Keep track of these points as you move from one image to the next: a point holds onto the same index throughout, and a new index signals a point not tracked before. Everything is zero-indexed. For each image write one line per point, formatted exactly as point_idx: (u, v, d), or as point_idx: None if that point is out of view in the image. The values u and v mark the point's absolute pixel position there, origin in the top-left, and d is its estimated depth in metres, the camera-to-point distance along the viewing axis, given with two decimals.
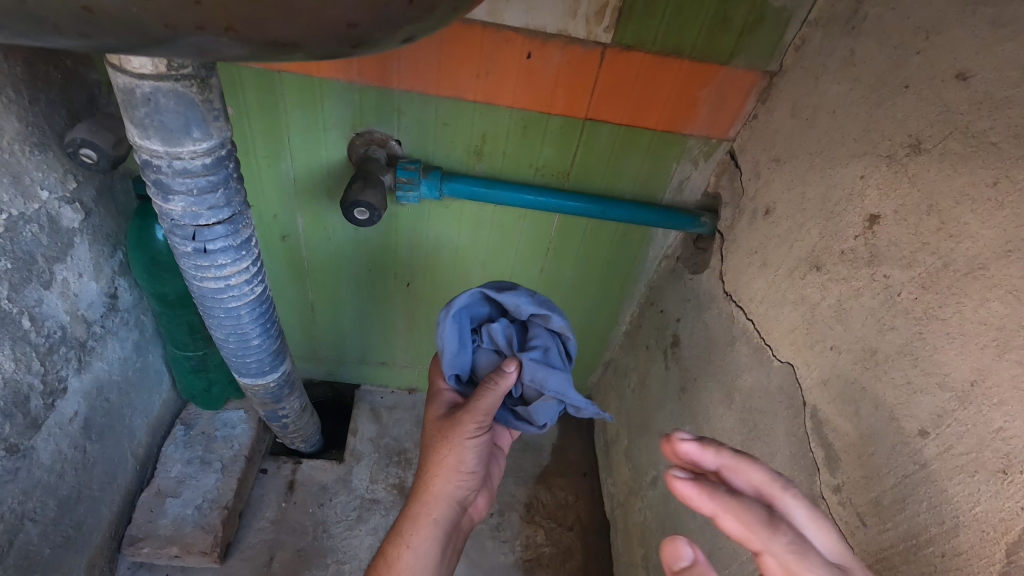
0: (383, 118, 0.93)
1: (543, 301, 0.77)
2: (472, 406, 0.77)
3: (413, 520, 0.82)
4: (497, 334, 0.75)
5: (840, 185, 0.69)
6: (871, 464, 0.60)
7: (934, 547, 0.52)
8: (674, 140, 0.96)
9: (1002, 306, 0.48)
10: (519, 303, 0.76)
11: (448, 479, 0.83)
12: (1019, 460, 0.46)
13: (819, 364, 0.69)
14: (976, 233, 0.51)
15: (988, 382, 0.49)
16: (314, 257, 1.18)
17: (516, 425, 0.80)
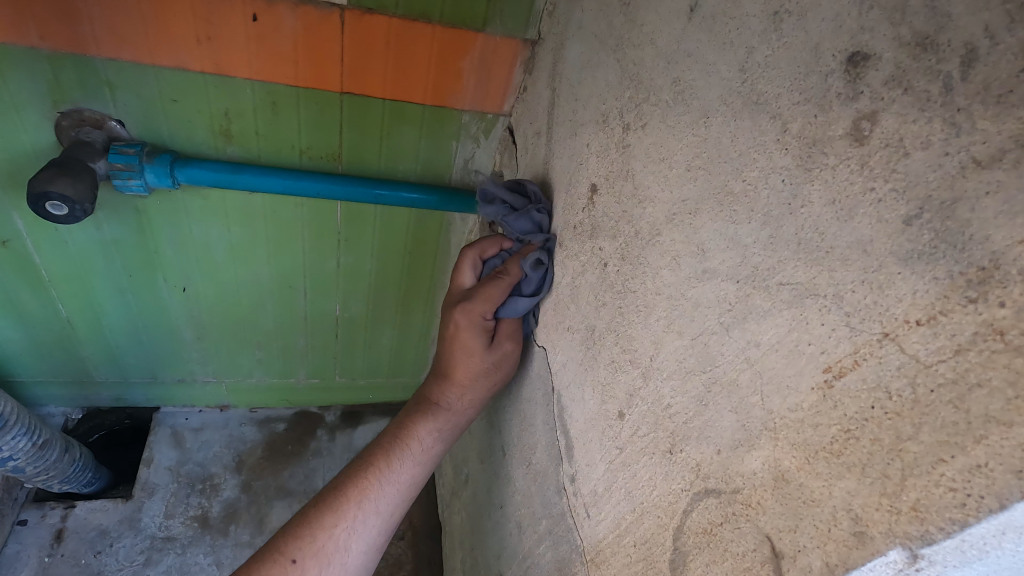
0: (91, 93, 0.78)
1: (527, 276, 0.69)
2: (473, 328, 0.69)
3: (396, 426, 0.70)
4: (512, 304, 0.70)
5: (575, 154, 0.65)
6: (589, 451, 0.55)
7: (630, 536, 0.47)
8: (446, 115, 0.90)
9: (669, 274, 0.44)
10: (516, 303, 0.69)
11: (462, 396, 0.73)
12: (680, 438, 0.42)
13: (561, 346, 0.64)
14: (655, 197, 0.48)
15: (661, 356, 0.45)
16: (54, 266, 0.98)
17: (514, 306, 0.69)
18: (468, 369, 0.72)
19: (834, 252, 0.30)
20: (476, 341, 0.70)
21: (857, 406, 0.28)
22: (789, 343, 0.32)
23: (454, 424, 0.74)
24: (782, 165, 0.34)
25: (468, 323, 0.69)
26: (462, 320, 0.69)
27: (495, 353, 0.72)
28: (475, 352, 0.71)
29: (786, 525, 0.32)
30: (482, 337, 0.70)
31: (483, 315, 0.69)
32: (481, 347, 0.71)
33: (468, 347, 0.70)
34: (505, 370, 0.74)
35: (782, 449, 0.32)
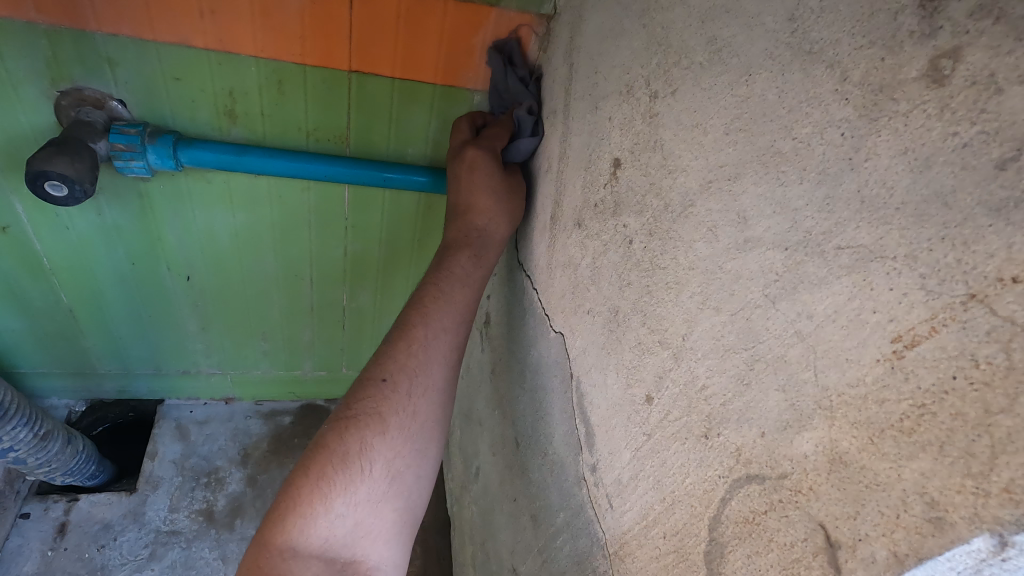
0: (91, 71, 0.75)
1: (530, 134, 0.78)
2: (488, 163, 0.74)
3: (402, 378, 0.62)
4: (521, 141, 0.78)
5: (596, 128, 0.62)
6: (613, 438, 0.52)
7: (659, 527, 0.44)
8: (457, 95, 0.87)
9: (704, 246, 0.41)
10: (523, 140, 0.78)
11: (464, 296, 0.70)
12: (717, 421, 0.38)
13: (581, 330, 0.61)
14: (687, 166, 0.45)
15: (695, 334, 0.42)
16: (55, 253, 0.96)
17: (522, 141, 0.78)
18: (473, 226, 0.74)
19: (906, 208, 0.27)
20: (487, 187, 0.74)
21: (934, 377, 0.25)
22: (848, 312, 0.29)
23: (476, 279, 0.72)
24: (840, 118, 0.31)
25: (482, 156, 0.74)
26: (474, 176, 0.73)
27: (506, 180, 0.76)
28: (488, 196, 0.74)
29: (843, 512, 0.29)
30: (496, 180, 0.75)
31: (494, 152, 0.75)
32: (493, 188, 0.74)
33: (480, 201, 0.73)
34: (511, 201, 0.77)
35: (840, 430, 0.29)
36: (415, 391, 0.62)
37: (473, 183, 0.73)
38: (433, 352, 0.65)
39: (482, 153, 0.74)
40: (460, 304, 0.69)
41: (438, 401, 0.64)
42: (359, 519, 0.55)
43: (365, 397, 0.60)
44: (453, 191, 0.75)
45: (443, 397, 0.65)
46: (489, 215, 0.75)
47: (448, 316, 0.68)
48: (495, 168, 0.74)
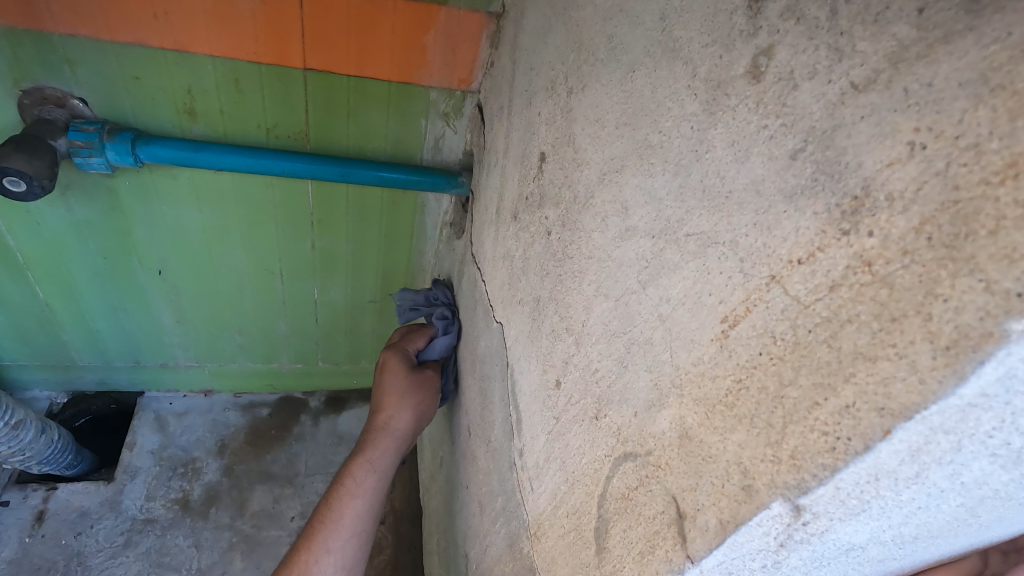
0: (51, 71, 0.77)
1: (445, 342, 0.90)
2: (403, 356, 0.86)
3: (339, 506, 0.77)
4: (438, 343, 0.89)
5: (529, 125, 0.64)
6: (533, 423, 0.54)
7: (564, 506, 0.46)
8: (413, 92, 0.89)
9: (599, 236, 0.43)
10: (438, 341, 0.89)
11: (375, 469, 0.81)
12: (605, 402, 0.40)
13: (514, 320, 0.63)
14: (591, 159, 0.46)
15: (590, 321, 0.43)
16: (27, 249, 0.98)
17: (438, 345, 0.89)
18: (391, 412, 0.84)
19: (732, 196, 0.28)
20: (405, 395, 0.84)
21: (748, 353, 0.27)
22: (693, 295, 0.31)
23: (384, 470, 0.82)
24: (691, 112, 0.32)
25: (392, 362, 0.85)
26: (392, 385, 0.84)
27: (414, 379, 0.85)
28: (403, 373, 0.85)
29: (687, 484, 0.31)
30: (412, 377, 0.85)
31: (416, 377, 0.86)
32: (413, 392, 0.85)
33: (395, 388, 0.84)
34: (428, 387, 0.87)
35: (686, 406, 0.31)
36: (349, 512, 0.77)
37: (383, 383, 0.84)
38: (367, 477, 0.80)
39: (398, 358, 0.86)
40: (368, 495, 0.79)
41: (350, 547, 0.76)
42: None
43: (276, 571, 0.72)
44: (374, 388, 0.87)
45: (374, 504, 0.80)
46: (407, 379, 0.85)
47: (354, 485, 0.79)
48: (408, 355, 0.86)
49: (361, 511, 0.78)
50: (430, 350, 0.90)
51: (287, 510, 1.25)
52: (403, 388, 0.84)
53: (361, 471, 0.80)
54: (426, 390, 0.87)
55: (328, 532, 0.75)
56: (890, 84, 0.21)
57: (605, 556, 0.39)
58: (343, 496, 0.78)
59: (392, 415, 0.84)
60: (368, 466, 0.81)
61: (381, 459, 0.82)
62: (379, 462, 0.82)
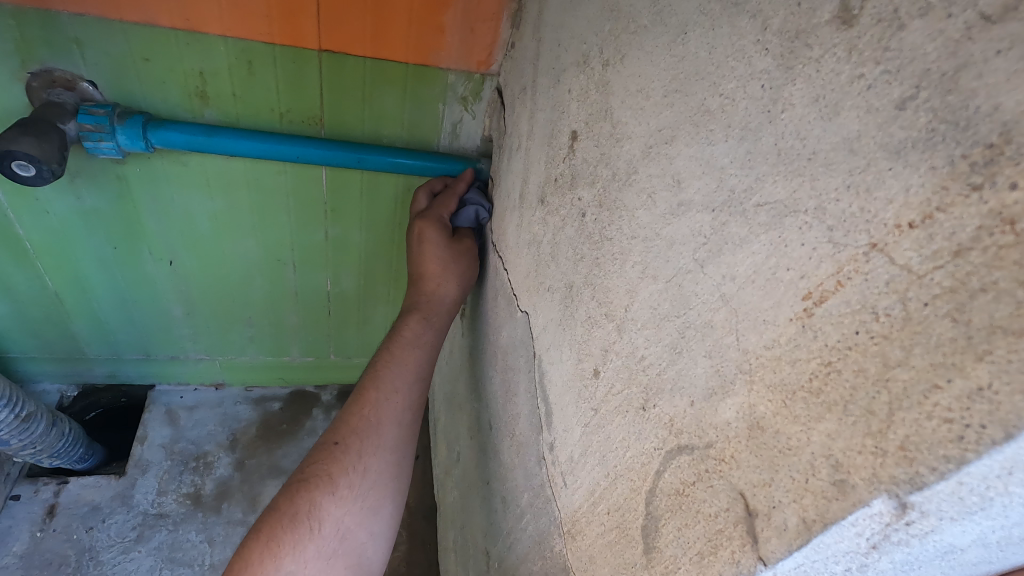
0: (59, 52, 0.75)
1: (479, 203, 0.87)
2: (437, 211, 0.84)
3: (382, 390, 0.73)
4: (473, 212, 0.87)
5: (557, 102, 0.61)
6: (566, 415, 0.51)
7: (604, 502, 0.44)
8: (430, 76, 0.86)
9: (645, 214, 0.40)
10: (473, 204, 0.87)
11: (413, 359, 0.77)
12: (654, 391, 0.37)
13: (542, 307, 0.60)
14: (632, 132, 0.43)
15: (635, 305, 0.40)
16: (36, 238, 0.96)
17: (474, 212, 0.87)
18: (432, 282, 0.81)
19: (817, 157, 0.25)
20: (443, 265, 0.82)
21: (841, 333, 0.24)
22: (766, 271, 0.28)
23: (429, 340, 0.79)
24: (760, 69, 0.29)
25: (432, 232, 0.82)
26: (430, 251, 0.82)
27: (455, 247, 0.84)
28: (440, 238, 0.82)
29: (759, 480, 0.28)
30: (449, 244, 0.83)
31: (452, 243, 0.84)
32: (451, 261, 0.83)
33: (432, 253, 0.82)
34: (466, 258, 0.85)
35: (758, 394, 0.28)
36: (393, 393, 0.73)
37: (424, 253, 0.82)
38: (411, 353, 0.77)
39: (436, 223, 0.83)
40: (414, 363, 0.77)
41: (395, 430, 0.72)
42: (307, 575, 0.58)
43: (317, 460, 0.66)
44: (411, 260, 0.84)
45: (418, 387, 0.77)
46: (445, 248, 0.83)
47: (398, 361, 0.76)
48: (444, 217, 0.84)
49: (406, 387, 0.75)
50: (465, 217, 0.87)
51: None
52: (442, 257, 0.82)
53: (405, 347, 0.77)
54: (464, 261, 0.84)
55: (374, 408, 0.71)
56: None
57: (656, 557, 0.37)
58: (388, 373, 0.75)
59: (437, 289, 0.81)
60: (413, 341, 0.78)
61: (423, 334, 0.79)
62: (421, 341, 0.79)
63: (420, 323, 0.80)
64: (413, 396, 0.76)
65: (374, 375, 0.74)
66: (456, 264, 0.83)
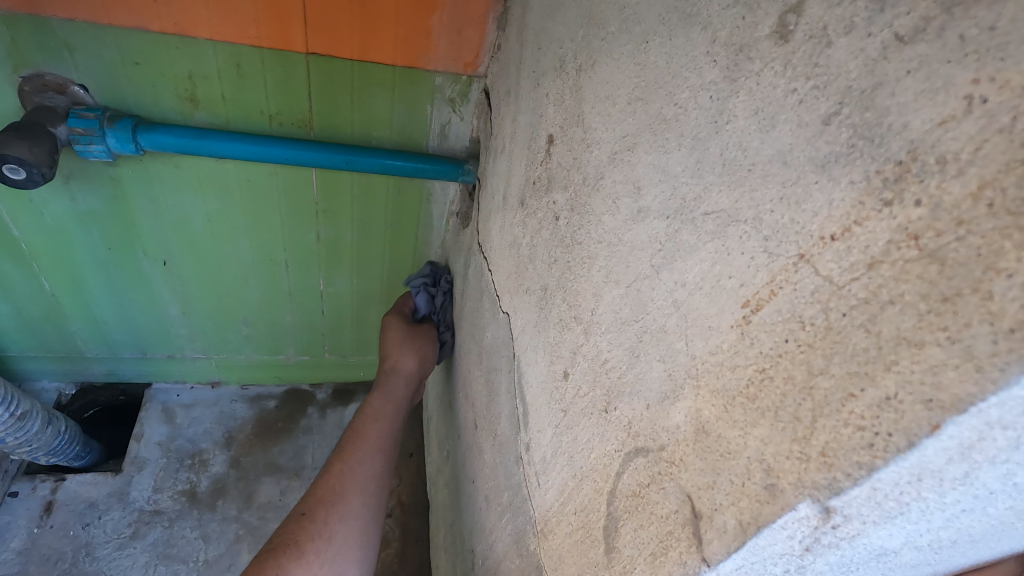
0: (51, 57, 0.76)
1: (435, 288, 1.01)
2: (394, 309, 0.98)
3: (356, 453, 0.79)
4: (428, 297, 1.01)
5: (537, 107, 0.61)
6: (540, 416, 0.52)
7: (572, 502, 0.44)
8: (418, 77, 0.87)
9: (610, 219, 0.41)
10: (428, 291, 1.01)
11: (375, 432, 0.83)
12: (615, 394, 0.38)
13: (521, 309, 0.61)
14: (601, 138, 0.44)
15: (600, 310, 0.41)
16: (33, 239, 0.98)
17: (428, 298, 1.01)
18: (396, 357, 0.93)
19: (756, 169, 0.26)
20: (405, 341, 0.94)
21: (773, 340, 0.24)
22: (711, 278, 0.29)
23: (391, 413, 0.88)
24: (710, 80, 0.30)
25: (393, 319, 0.97)
26: (391, 335, 0.95)
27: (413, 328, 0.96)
28: (398, 325, 0.96)
29: (704, 483, 0.28)
30: (408, 328, 0.96)
31: (412, 325, 0.96)
32: (412, 335, 0.95)
33: (394, 334, 0.95)
34: (426, 335, 0.97)
35: (704, 399, 0.29)
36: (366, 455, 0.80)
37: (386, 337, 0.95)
38: (381, 420, 0.86)
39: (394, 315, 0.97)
40: (386, 425, 0.86)
41: (371, 492, 0.76)
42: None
43: (299, 512, 0.70)
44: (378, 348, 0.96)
45: (389, 459, 0.83)
46: (405, 331, 0.95)
47: (371, 428, 0.84)
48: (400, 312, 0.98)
49: (378, 453, 0.81)
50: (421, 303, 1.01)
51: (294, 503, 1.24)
52: (400, 333, 0.94)
53: (375, 418, 0.85)
54: (424, 335, 0.96)
55: (352, 460, 0.78)
56: (942, 32, 0.18)
57: (615, 556, 0.37)
58: (361, 439, 0.81)
59: (402, 358, 0.92)
60: (384, 410, 0.87)
61: (392, 409, 0.88)
62: (388, 412, 0.87)
63: (389, 398, 0.89)
64: (387, 459, 0.82)
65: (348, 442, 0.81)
66: (417, 340, 0.94)
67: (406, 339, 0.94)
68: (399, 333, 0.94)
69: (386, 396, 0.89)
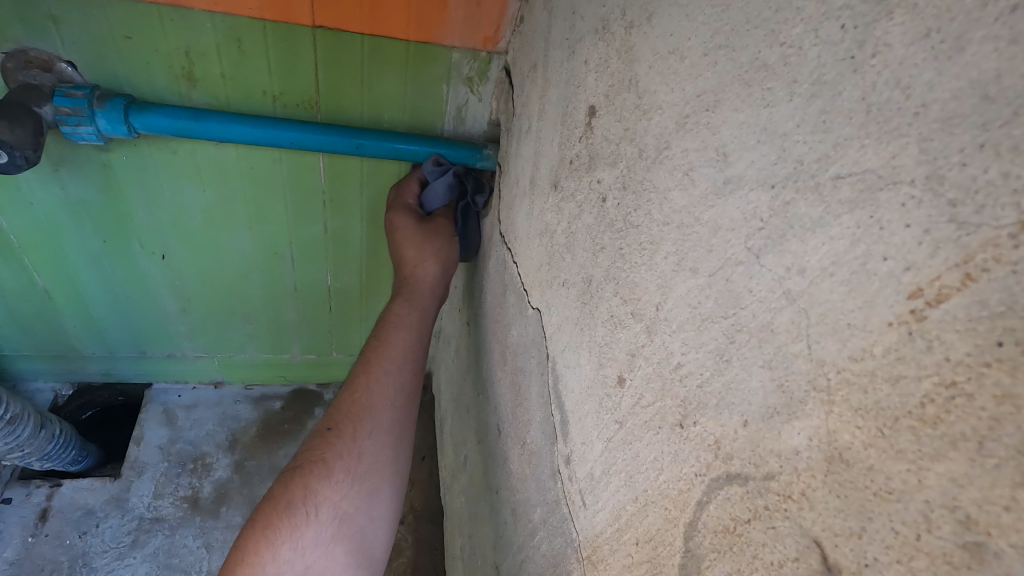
0: (35, 30, 0.70)
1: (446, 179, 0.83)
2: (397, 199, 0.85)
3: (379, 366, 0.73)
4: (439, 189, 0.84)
5: (572, 76, 0.54)
6: (585, 426, 0.45)
7: (632, 531, 0.38)
8: (433, 54, 0.80)
9: (680, 196, 0.34)
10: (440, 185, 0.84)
11: (400, 339, 0.76)
12: (693, 406, 0.31)
13: (556, 304, 0.54)
14: (662, 102, 0.37)
15: (668, 305, 0.34)
16: (21, 231, 0.92)
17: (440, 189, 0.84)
18: (412, 254, 0.83)
19: (929, 111, 0.19)
20: (423, 241, 0.83)
21: (970, 345, 0.18)
22: (849, 261, 0.22)
23: (414, 322, 0.79)
24: (841, 5, 0.23)
25: (401, 217, 0.84)
26: (403, 231, 0.83)
27: (427, 227, 0.84)
28: (405, 222, 0.83)
29: (845, 529, 0.22)
30: (417, 226, 0.83)
31: (427, 227, 0.84)
32: (424, 237, 0.83)
33: (400, 239, 0.83)
34: (446, 236, 0.84)
35: (840, 418, 0.22)
36: (388, 368, 0.74)
37: (396, 239, 0.84)
38: (403, 326, 0.78)
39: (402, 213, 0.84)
40: (413, 331, 0.79)
41: (389, 423, 0.71)
42: (307, 562, 0.58)
43: (309, 449, 0.65)
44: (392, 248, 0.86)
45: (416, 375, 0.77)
46: (420, 232, 0.83)
47: (392, 334, 0.77)
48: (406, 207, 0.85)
49: (402, 363, 0.75)
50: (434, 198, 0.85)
51: None
52: (412, 235, 0.83)
53: (399, 322, 0.78)
54: (440, 237, 0.84)
55: (372, 380, 0.72)
56: None
57: None
58: (382, 347, 0.75)
59: (426, 262, 0.83)
60: (405, 317, 0.79)
61: (415, 312, 0.80)
62: (411, 313, 0.80)
63: (414, 299, 0.81)
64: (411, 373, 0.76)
65: (371, 352, 0.75)
66: (439, 240, 0.84)
67: (426, 239, 0.83)
68: (410, 233, 0.82)
69: (412, 299, 0.81)
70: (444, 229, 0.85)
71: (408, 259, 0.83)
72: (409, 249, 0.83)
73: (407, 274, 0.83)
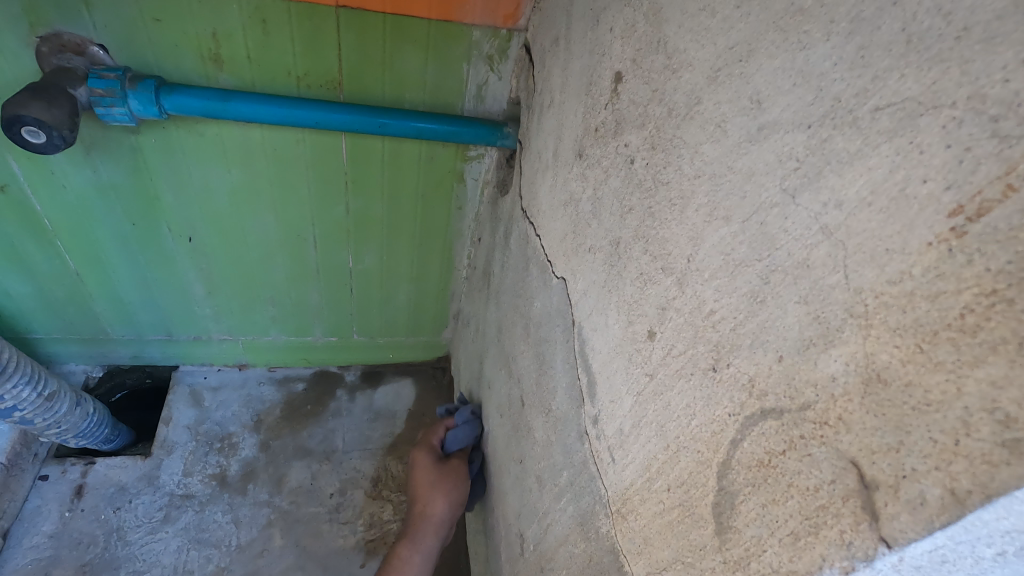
0: (68, 14, 0.72)
1: (460, 436, 0.99)
2: (420, 462, 0.99)
3: None
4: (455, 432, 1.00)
5: (596, 46, 0.55)
6: (614, 385, 0.46)
7: (663, 478, 0.39)
8: (454, 32, 0.81)
9: (712, 147, 0.35)
10: (456, 433, 0.99)
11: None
12: (727, 349, 0.32)
13: (582, 271, 0.55)
14: (692, 58, 0.38)
15: (701, 254, 0.35)
16: (55, 216, 0.94)
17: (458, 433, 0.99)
18: (424, 503, 0.95)
19: (972, 33, 0.20)
20: (436, 484, 0.95)
21: (1012, 254, 0.19)
22: (887, 187, 0.23)
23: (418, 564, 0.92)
24: None
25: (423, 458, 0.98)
26: (422, 477, 0.97)
27: (441, 470, 0.96)
28: (423, 473, 0.97)
29: (882, 445, 0.23)
30: (435, 468, 0.97)
31: (447, 465, 0.97)
32: (439, 472, 0.96)
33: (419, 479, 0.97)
34: (459, 481, 0.95)
35: (877, 341, 0.23)
36: None
37: (415, 480, 0.98)
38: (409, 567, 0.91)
39: (424, 461, 0.98)
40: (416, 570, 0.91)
41: None
42: None
43: None
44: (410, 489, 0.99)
45: None
46: (432, 470, 0.97)
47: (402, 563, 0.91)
48: (425, 455, 0.99)
49: None
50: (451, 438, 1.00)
51: (325, 487, 1.20)
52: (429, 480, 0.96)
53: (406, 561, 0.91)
54: (453, 474, 0.96)
55: None
56: None
57: (731, 538, 0.32)
58: None
59: (435, 502, 0.94)
60: (415, 547, 0.93)
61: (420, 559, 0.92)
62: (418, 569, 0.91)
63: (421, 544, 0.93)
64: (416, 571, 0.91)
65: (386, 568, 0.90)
66: (452, 484, 0.95)
67: (440, 483, 0.95)
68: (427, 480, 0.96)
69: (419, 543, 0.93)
70: (457, 463, 0.97)
71: (422, 499, 0.96)
72: (425, 512, 0.94)
73: (417, 529, 0.94)
